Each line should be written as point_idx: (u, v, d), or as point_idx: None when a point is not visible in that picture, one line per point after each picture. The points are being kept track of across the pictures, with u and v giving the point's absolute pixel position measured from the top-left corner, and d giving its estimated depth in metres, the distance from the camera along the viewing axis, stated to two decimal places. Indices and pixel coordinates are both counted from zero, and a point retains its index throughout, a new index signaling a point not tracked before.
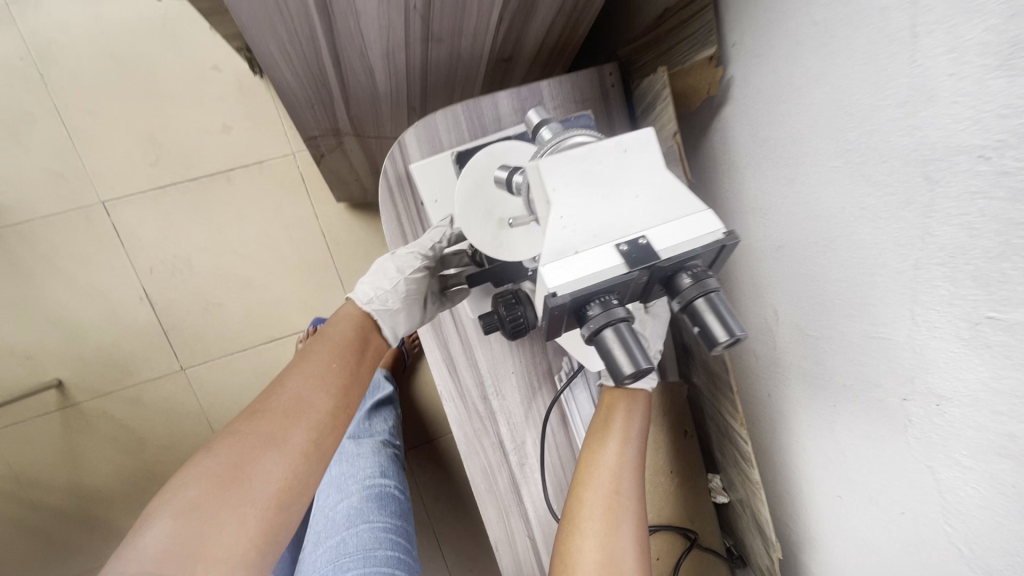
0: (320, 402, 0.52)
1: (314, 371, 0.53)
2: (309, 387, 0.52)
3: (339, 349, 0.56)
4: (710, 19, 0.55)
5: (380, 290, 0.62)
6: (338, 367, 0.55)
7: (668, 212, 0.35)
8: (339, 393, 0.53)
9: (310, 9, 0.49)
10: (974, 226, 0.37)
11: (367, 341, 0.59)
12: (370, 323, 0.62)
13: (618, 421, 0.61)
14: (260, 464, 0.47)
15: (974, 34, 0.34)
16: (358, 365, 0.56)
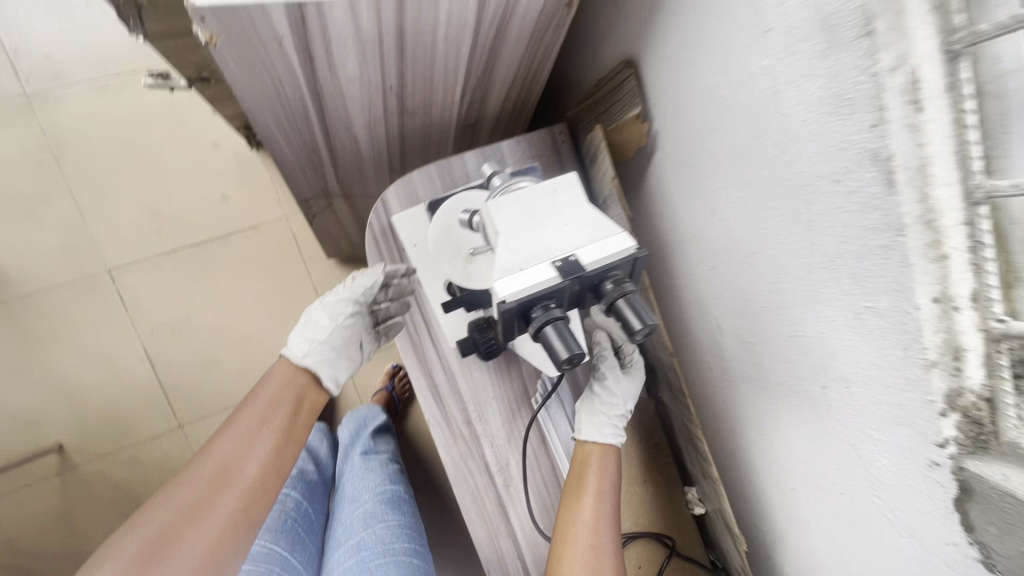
0: (248, 469, 0.59)
1: (242, 438, 0.60)
2: (232, 457, 0.59)
3: (268, 414, 0.62)
4: (633, 85, 0.67)
5: (312, 343, 0.70)
6: (267, 433, 0.61)
7: (595, 234, 0.42)
8: (266, 458, 0.60)
9: (303, 94, 0.61)
10: (843, 234, 0.47)
11: (298, 403, 0.66)
12: (303, 380, 0.68)
13: (592, 476, 0.70)
14: (187, 532, 0.54)
15: (814, 90, 0.45)
16: (288, 428, 0.63)
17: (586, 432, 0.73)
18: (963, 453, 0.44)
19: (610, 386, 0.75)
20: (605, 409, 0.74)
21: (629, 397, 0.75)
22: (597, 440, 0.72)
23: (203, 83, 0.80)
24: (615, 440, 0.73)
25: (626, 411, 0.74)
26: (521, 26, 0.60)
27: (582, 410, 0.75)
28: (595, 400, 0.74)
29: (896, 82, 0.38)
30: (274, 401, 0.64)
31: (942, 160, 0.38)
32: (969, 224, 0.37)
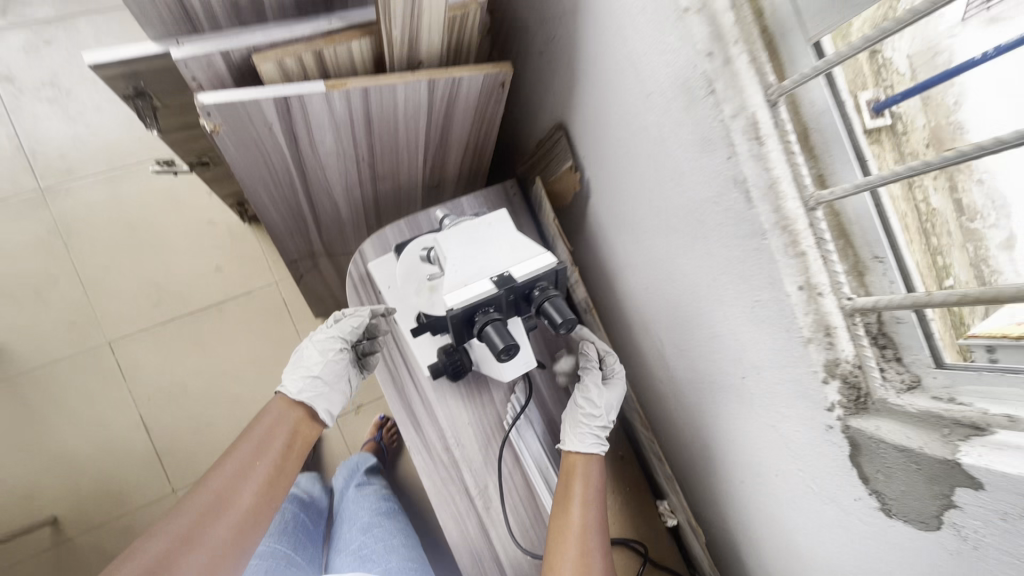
0: (245, 496, 0.65)
1: (238, 469, 0.67)
2: (229, 485, 0.65)
3: (263, 445, 0.69)
4: (565, 142, 0.81)
5: (304, 380, 0.78)
6: (261, 463, 0.68)
7: (524, 253, 0.53)
8: (259, 487, 0.67)
9: (289, 166, 0.74)
10: (730, 244, 0.58)
11: (292, 437, 0.73)
12: (298, 416, 0.76)
13: (577, 488, 0.75)
14: (184, 555, 0.59)
15: (688, 135, 0.58)
16: (281, 459, 0.69)
17: (571, 442, 0.78)
18: (847, 414, 0.53)
19: (594, 398, 0.79)
20: (589, 420, 0.79)
21: (611, 408, 0.80)
22: (580, 449, 0.77)
23: (202, 167, 0.93)
24: (597, 448, 0.78)
25: (607, 421, 0.79)
26: (466, 103, 0.75)
27: (567, 421, 0.80)
28: (579, 411, 0.79)
29: (739, 124, 0.52)
30: (269, 435, 0.71)
31: (785, 179, 0.51)
32: (812, 227, 0.51)
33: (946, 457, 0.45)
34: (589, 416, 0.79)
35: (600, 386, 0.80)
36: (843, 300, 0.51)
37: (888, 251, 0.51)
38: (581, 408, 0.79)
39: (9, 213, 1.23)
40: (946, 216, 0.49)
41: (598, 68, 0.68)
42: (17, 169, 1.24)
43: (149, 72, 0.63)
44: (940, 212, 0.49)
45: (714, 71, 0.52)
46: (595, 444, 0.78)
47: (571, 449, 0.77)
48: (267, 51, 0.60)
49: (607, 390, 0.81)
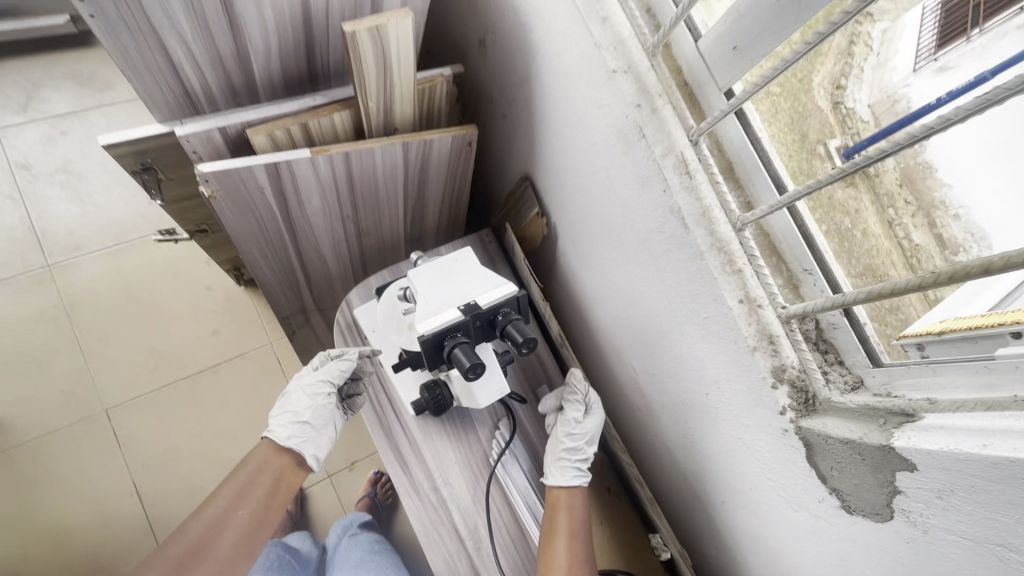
0: (225, 542, 0.69)
1: (220, 514, 0.70)
2: (210, 531, 0.69)
3: (244, 491, 0.73)
4: (531, 191, 0.89)
5: (292, 425, 0.81)
6: (243, 508, 0.71)
7: (489, 284, 0.59)
8: (238, 533, 0.70)
9: (280, 226, 0.81)
10: (678, 267, 0.64)
11: (277, 483, 0.76)
12: (284, 462, 0.79)
13: (562, 520, 0.76)
14: None
15: (629, 174, 0.66)
16: (261, 504, 0.72)
17: (553, 476, 0.80)
18: (798, 416, 0.57)
19: (576, 431, 0.81)
20: (570, 453, 0.81)
21: (591, 439, 0.83)
22: (562, 482, 0.79)
23: (201, 234, 1.01)
24: (579, 480, 0.80)
25: (588, 453, 0.82)
26: (438, 163, 0.84)
27: (550, 456, 0.82)
28: (561, 444, 0.81)
29: (670, 162, 0.60)
30: (252, 481, 0.74)
31: (715, 207, 0.59)
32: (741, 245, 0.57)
33: (882, 443, 0.49)
34: (572, 447, 0.81)
35: (580, 415, 0.83)
36: (779, 309, 0.57)
37: (814, 264, 0.56)
38: (563, 441, 0.81)
39: (16, 289, 1.29)
40: (855, 228, 0.55)
41: (552, 124, 0.77)
42: (27, 247, 1.32)
43: (154, 150, 0.71)
44: (923, 248, 0.50)
45: (643, 119, 0.61)
46: (578, 476, 0.80)
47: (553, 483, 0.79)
48: (259, 126, 0.69)
49: (587, 422, 0.83)
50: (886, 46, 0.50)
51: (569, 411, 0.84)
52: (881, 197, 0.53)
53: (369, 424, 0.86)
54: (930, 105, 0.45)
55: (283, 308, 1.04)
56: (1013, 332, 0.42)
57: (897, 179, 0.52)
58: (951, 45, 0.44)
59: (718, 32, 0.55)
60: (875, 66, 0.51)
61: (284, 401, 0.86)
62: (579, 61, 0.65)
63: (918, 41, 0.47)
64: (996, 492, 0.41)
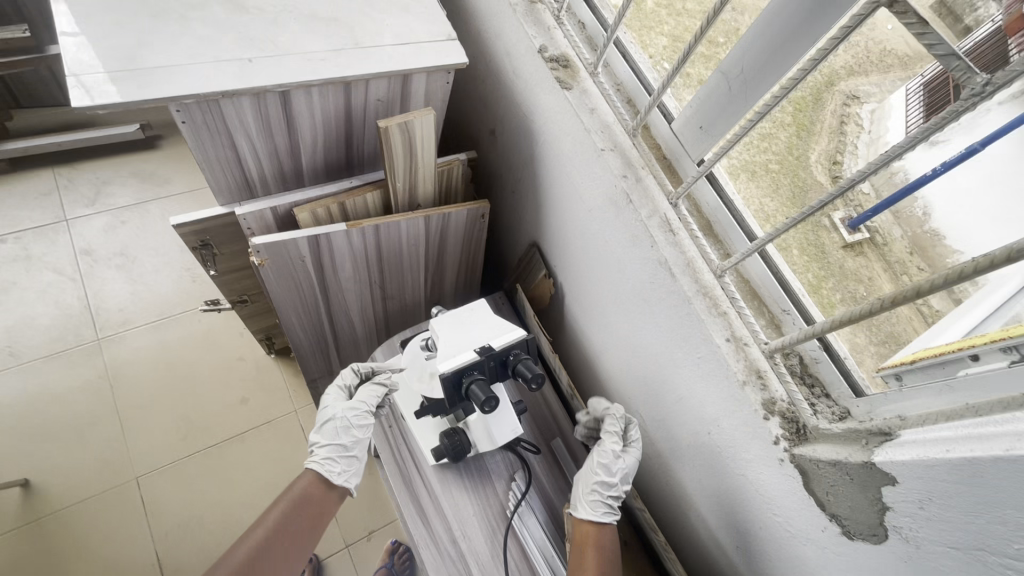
0: (277, 557, 0.71)
1: (264, 539, 0.71)
2: (264, 546, 0.71)
3: (289, 521, 0.75)
4: (538, 256, 1.00)
5: (339, 461, 0.85)
6: (293, 530, 0.74)
7: (503, 327, 0.67)
8: (279, 562, 0.71)
9: (315, 291, 0.91)
10: (670, 315, 0.72)
11: (319, 510, 0.80)
12: (323, 494, 0.82)
13: (591, 556, 0.75)
14: None
15: (621, 234, 0.75)
16: (302, 534, 0.75)
17: (583, 510, 0.79)
18: (791, 445, 0.61)
19: (610, 466, 0.80)
20: (602, 488, 0.80)
21: (626, 477, 0.81)
22: (593, 518, 0.79)
23: (242, 304, 1.12)
24: (610, 517, 0.80)
25: (621, 489, 0.81)
26: (455, 233, 0.95)
27: (581, 486, 0.81)
28: (595, 479, 0.80)
29: (655, 222, 0.70)
30: (293, 511, 0.76)
31: (698, 258, 0.68)
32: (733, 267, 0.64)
33: (864, 461, 0.53)
34: (605, 478, 0.80)
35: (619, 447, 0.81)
36: (762, 345, 0.64)
37: (791, 304, 0.64)
38: (597, 474, 0.80)
39: (66, 362, 1.39)
40: None
41: (554, 197, 0.89)
42: (81, 323, 1.44)
43: (215, 228, 0.84)
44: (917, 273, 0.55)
45: (629, 187, 0.71)
46: (606, 512, 0.80)
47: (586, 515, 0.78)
48: (303, 204, 0.81)
49: (625, 458, 0.81)
50: (876, 125, 0.58)
51: (610, 439, 0.82)
52: (894, 263, 0.57)
53: (388, 474, 0.89)
54: (926, 176, 0.52)
55: (312, 370, 1.12)
56: (972, 354, 0.47)
57: (908, 248, 0.56)
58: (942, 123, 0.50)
59: (687, 116, 0.67)
60: (867, 143, 0.58)
61: (320, 423, 0.86)
62: (574, 143, 0.77)
63: (904, 121, 0.54)
64: (967, 493, 0.44)
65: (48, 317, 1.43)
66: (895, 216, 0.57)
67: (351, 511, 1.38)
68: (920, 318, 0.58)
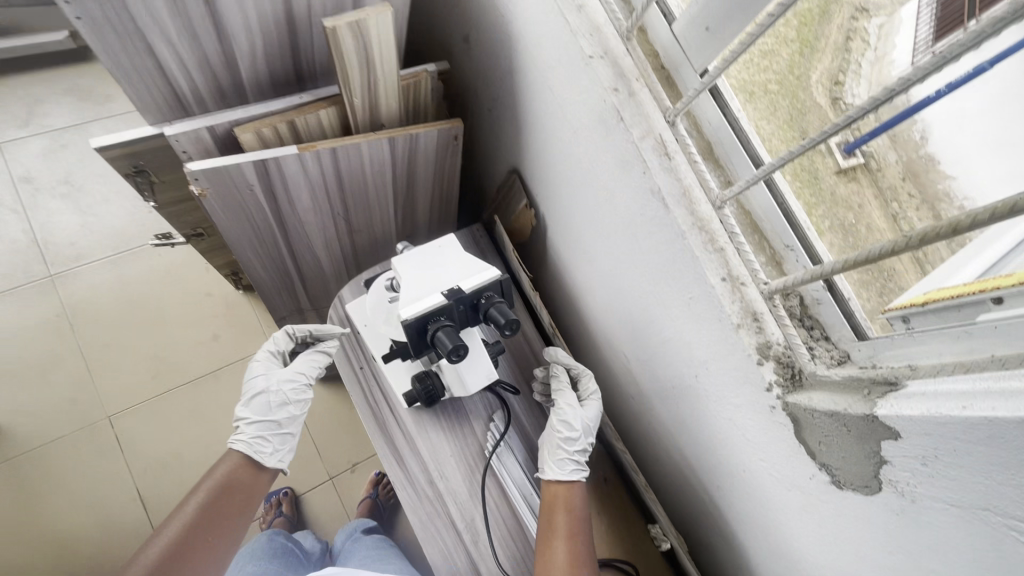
0: (199, 545, 0.70)
1: (180, 538, 0.69)
2: (182, 536, 0.69)
3: (209, 514, 0.72)
4: (518, 184, 0.91)
5: (271, 438, 0.83)
6: (216, 515, 0.72)
7: (475, 269, 0.59)
8: (202, 556, 0.69)
9: (270, 224, 0.82)
10: (661, 251, 0.65)
11: (247, 492, 0.78)
12: (255, 480, 0.80)
13: (560, 516, 0.73)
14: None
15: (610, 158, 0.66)
16: (229, 516, 0.73)
17: (552, 472, 0.77)
18: (785, 392, 0.57)
19: (571, 421, 0.79)
20: (566, 445, 0.78)
21: (588, 430, 0.80)
22: (561, 477, 0.77)
23: (197, 238, 1.03)
24: (578, 474, 0.78)
25: (586, 443, 0.79)
26: (425, 159, 0.85)
27: (546, 450, 0.79)
28: (558, 435, 0.78)
29: (649, 144, 0.61)
30: (216, 496, 0.74)
31: (694, 186, 0.60)
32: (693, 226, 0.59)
33: (866, 413, 0.48)
34: (569, 430, 0.78)
35: (574, 404, 0.81)
36: (762, 285, 0.58)
37: (795, 240, 0.57)
38: (558, 432, 0.78)
39: (18, 299, 1.31)
40: None
41: (535, 115, 0.78)
42: (29, 258, 1.34)
43: (145, 152, 0.73)
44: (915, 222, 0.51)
45: (621, 103, 0.61)
46: (575, 470, 0.77)
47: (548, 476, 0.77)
48: (245, 123, 0.71)
49: (582, 411, 0.81)
50: (882, 41, 0.53)
51: (563, 400, 0.81)
52: (884, 191, 0.54)
53: (362, 416, 0.86)
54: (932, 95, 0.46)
55: (279, 307, 1.05)
56: (995, 298, 0.41)
57: (901, 173, 0.53)
58: (947, 37, 0.45)
59: (690, 14, 0.56)
60: (871, 62, 0.53)
61: (247, 396, 0.83)
62: (556, 50, 0.66)
63: (914, 36, 0.49)
64: (984, 454, 0.40)
65: None
66: (891, 140, 0.53)
67: (334, 444, 1.38)
68: (912, 257, 0.55)
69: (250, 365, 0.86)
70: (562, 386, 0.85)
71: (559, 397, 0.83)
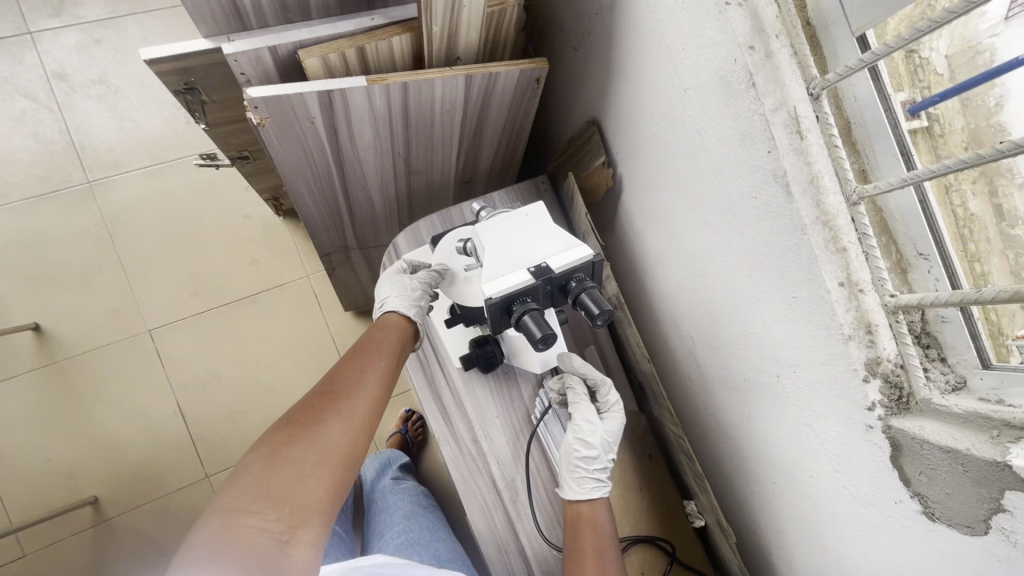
0: (371, 381, 0.65)
1: (352, 371, 0.65)
2: (356, 369, 0.65)
3: (372, 355, 0.67)
4: (598, 139, 0.82)
5: (417, 302, 0.75)
6: (381, 358, 0.68)
7: (563, 245, 0.54)
8: (375, 391, 0.64)
9: (328, 160, 0.76)
10: (767, 241, 0.58)
11: (404, 345, 0.73)
12: (409, 332, 0.75)
13: (588, 536, 0.71)
14: (327, 423, 0.58)
15: (726, 126, 0.57)
16: (392, 362, 0.69)
17: (572, 492, 0.75)
18: (889, 415, 0.52)
19: (588, 438, 0.76)
20: (584, 464, 0.75)
21: (607, 446, 0.77)
22: (580, 496, 0.75)
23: (242, 160, 0.97)
24: (599, 490, 0.76)
25: (606, 460, 0.76)
26: (501, 98, 0.76)
27: (563, 467, 0.76)
28: (574, 455, 0.75)
29: (780, 118, 0.51)
30: (379, 342, 0.70)
31: (826, 173, 0.51)
32: (820, 216, 0.51)
33: (995, 459, 0.43)
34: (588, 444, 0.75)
35: (593, 420, 0.77)
36: (886, 297, 0.51)
37: (933, 248, 0.50)
38: (576, 451, 0.75)
39: (57, 204, 1.28)
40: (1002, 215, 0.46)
41: (635, 62, 0.68)
42: (67, 162, 1.29)
43: (198, 68, 0.66)
44: (978, 217, 0.48)
45: (755, 65, 0.51)
46: (596, 488, 0.75)
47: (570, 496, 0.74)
48: (311, 47, 0.62)
49: (600, 426, 0.77)
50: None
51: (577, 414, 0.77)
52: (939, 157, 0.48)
53: (410, 370, 0.83)
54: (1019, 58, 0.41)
55: (325, 244, 1.01)
56: None
57: (965, 141, 0.46)
58: None
59: None
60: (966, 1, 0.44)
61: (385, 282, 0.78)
62: None
63: None
64: None
65: (29, 151, 1.28)
66: (962, 105, 0.46)
67: None
68: None
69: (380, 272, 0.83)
70: (579, 397, 0.80)
71: (574, 412, 0.78)
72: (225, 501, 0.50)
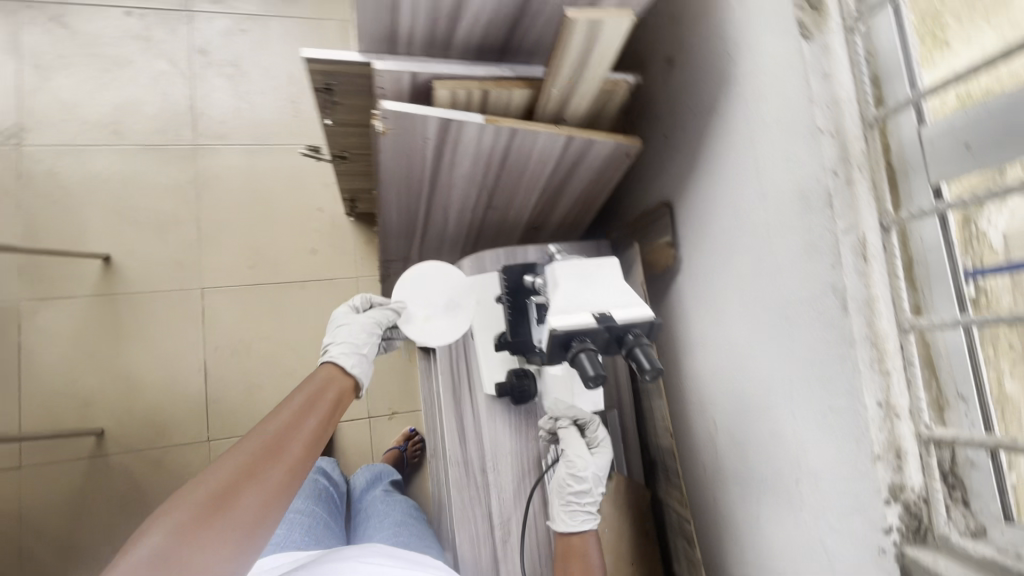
0: (299, 438, 0.67)
1: (281, 427, 0.67)
2: (285, 427, 0.67)
3: (304, 413, 0.69)
4: (667, 219, 0.89)
5: (357, 353, 0.82)
6: (312, 416, 0.70)
7: (624, 301, 0.59)
8: (303, 451, 0.67)
9: (424, 178, 0.84)
10: (814, 348, 0.61)
11: (338, 400, 0.76)
12: (349, 385, 0.80)
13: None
14: (247, 484, 0.60)
15: (795, 235, 0.63)
16: (324, 420, 0.71)
17: (562, 523, 0.78)
18: (904, 541, 0.53)
19: (580, 473, 0.78)
20: (576, 497, 0.79)
21: (598, 479, 0.79)
22: (572, 527, 0.78)
23: (341, 160, 1.07)
24: (590, 522, 0.78)
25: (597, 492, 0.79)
26: (591, 162, 0.83)
27: (556, 499, 0.80)
28: (568, 489, 0.79)
29: (849, 240, 0.56)
30: (314, 398, 0.72)
31: (882, 300, 0.55)
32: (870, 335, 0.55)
33: None
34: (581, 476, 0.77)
35: (583, 451, 0.79)
36: (921, 428, 0.53)
37: (972, 392, 0.52)
38: (568, 485, 0.78)
39: (161, 157, 1.40)
40: None
41: (721, 161, 0.75)
42: (182, 123, 1.43)
43: (344, 75, 0.75)
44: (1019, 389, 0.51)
45: (835, 189, 0.57)
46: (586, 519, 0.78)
47: (563, 527, 0.77)
48: (445, 80, 0.71)
49: (592, 460, 0.80)
50: None
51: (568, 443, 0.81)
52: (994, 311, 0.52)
53: (442, 390, 0.88)
54: None
55: (391, 251, 1.08)
56: None
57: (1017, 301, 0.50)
58: None
59: (950, 126, 0.52)
60: None
61: (333, 333, 0.86)
62: (784, 110, 0.63)
63: None
64: None
65: (154, 107, 1.42)
66: (1012, 284, 0.50)
67: (382, 387, 1.42)
68: None
69: (333, 315, 0.91)
70: (569, 433, 0.82)
71: (568, 446, 0.81)
72: (129, 565, 0.51)
